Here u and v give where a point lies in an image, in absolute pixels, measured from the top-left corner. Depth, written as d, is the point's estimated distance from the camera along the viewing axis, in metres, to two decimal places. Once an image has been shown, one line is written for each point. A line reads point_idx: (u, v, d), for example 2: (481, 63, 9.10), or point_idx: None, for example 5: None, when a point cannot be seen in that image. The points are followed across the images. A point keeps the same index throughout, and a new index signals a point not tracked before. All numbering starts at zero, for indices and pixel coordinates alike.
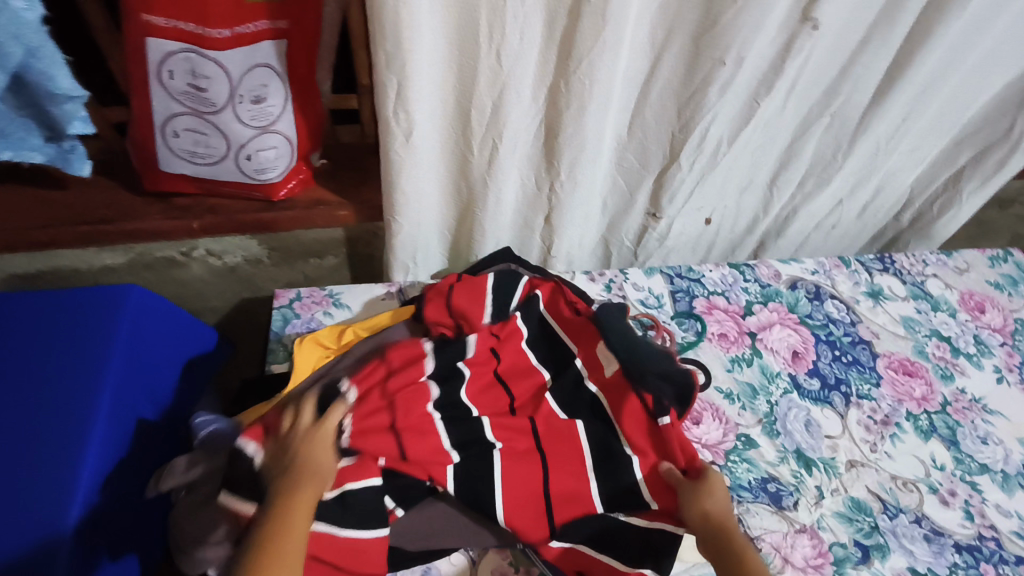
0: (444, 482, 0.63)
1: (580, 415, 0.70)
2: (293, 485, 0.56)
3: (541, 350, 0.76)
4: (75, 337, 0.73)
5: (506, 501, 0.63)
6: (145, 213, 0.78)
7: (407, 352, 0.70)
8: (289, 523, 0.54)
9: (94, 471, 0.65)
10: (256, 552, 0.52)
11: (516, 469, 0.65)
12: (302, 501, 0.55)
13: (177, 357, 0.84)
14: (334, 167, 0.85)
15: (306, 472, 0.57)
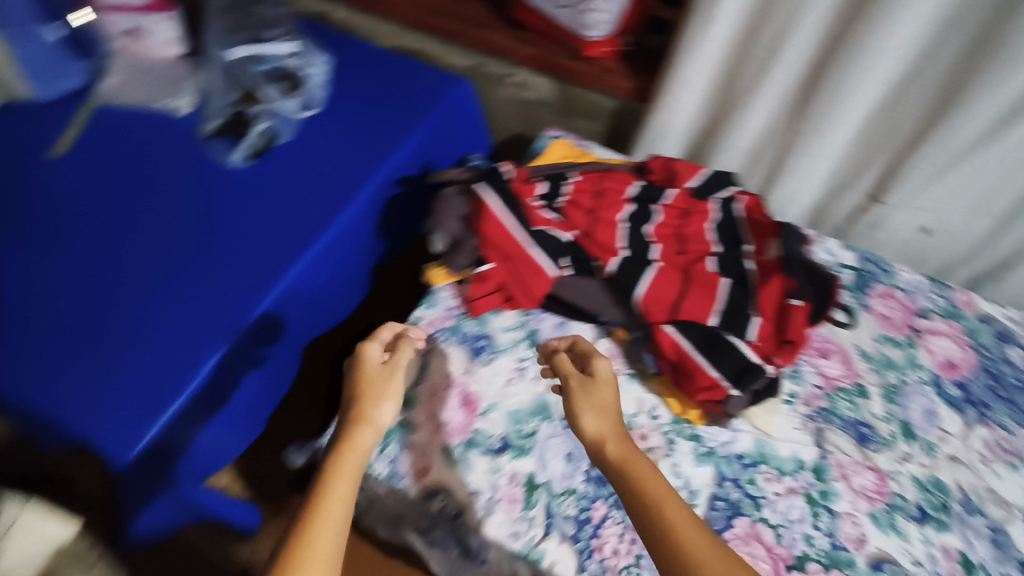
0: (608, 264, 0.83)
1: (730, 278, 0.82)
2: (348, 436, 0.66)
3: (719, 228, 0.88)
4: (405, 96, 1.05)
5: (645, 293, 0.80)
6: (497, 30, 1.09)
7: (621, 179, 0.91)
8: (342, 473, 0.63)
9: (382, 178, 0.97)
10: (309, 502, 0.60)
11: (661, 281, 0.82)
12: (349, 451, 0.65)
13: (466, 141, 1.15)
14: (635, 54, 1.07)
15: (366, 422, 0.67)
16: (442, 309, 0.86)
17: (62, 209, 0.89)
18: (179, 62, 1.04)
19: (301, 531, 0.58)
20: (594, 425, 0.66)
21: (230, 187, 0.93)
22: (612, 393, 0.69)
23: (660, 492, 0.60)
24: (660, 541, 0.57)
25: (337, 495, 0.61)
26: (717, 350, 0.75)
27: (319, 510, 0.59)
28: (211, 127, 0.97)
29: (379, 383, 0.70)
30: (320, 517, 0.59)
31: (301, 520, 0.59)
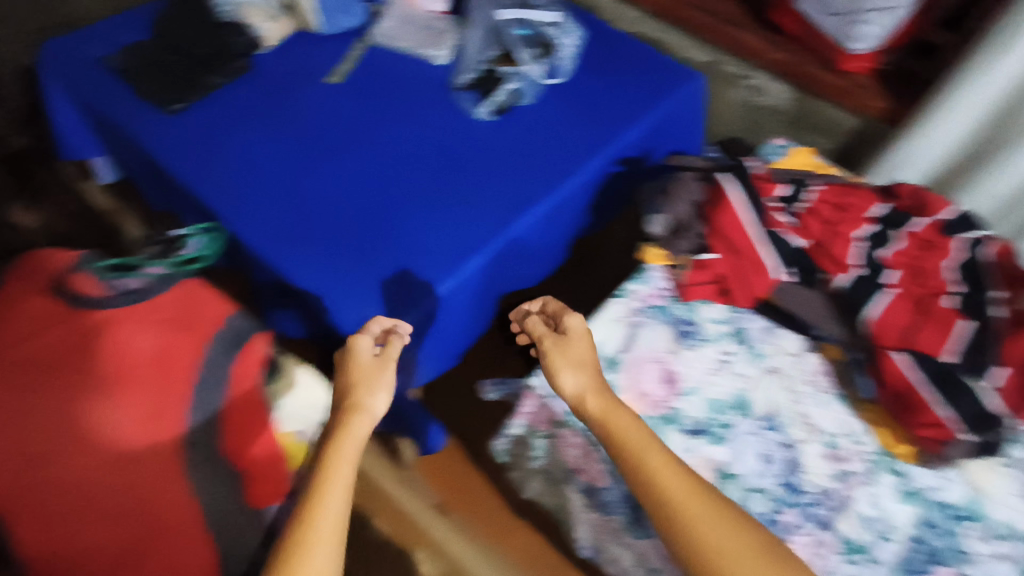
0: (836, 278, 0.81)
1: (976, 321, 0.75)
2: (344, 422, 0.74)
3: (966, 268, 0.80)
4: (641, 82, 1.08)
5: (876, 315, 0.78)
6: (749, 31, 1.08)
7: (866, 198, 0.87)
8: (341, 450, 0.71)
9: (609, 154, 1.00)
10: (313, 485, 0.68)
11: (894, 307, 0.78)
12: (347, 433, 0.73)
13: (686, 134, 1.16)
14: (894, 75, 1.03)
15: (360, 410, 0.75)
16: (654, 288, 0.89)
17: (331, 127, 0.99)
18: (443, 18, 1.13)
19: (306, 511, 0.66)
20: (573, 383, 0.74)
21: (472, 136, 0.99)
22: (587, 349, 0.77)
23: (640, 444, 0.67)
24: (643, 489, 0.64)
25: (340, 473, 0.69)
26: (953, 390, 0.71)
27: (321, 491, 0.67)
28: (464, 79, 1.04)
29: (366, 377, 0.77)
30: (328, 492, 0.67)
31: (309, 500, 0.67)
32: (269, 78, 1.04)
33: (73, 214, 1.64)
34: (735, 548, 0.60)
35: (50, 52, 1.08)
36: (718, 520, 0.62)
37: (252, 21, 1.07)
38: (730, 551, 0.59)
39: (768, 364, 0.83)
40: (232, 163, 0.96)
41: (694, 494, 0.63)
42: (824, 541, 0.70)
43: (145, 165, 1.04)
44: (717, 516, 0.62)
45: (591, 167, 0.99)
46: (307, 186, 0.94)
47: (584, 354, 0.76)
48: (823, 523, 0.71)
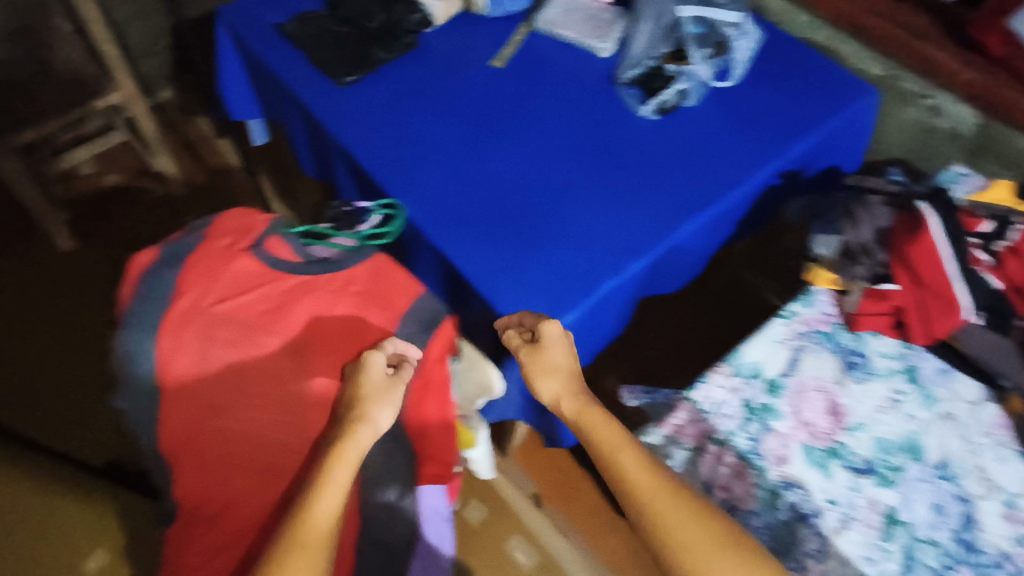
0: None
1: None
2: (346, 432, 0.64)
3: None
4: (816, 93, 1.02)
5: None
6: (942, 48, 1.00)
7: None
8: (335, 469, 0.61)
9: (780, 164, 0.95)
10: (297, 509, 0.59)
11: None
12: (346, 449, 0.63)
13: (850, 151, 1.08)
14: None
15: (363, 422, 0.65)
16: (819, 312, 0.85)
17: (494, 112, 0.99)
18: (608, 9, 1.10)
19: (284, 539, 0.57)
20: (547, 391, 0.71)
21: (636, 133, 0.96)
22: (565, 351, 0.72)
23: (610, 442, 0.65)
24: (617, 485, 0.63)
25: (329, 495, 0.60)
26: None
27: (304, 514, 0.59)
28: (630, 75, 1.00)
29: (375, 393, 0.66)
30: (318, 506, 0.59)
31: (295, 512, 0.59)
32: (434, 57, 1.05)
33: (208, 168, 1.72)
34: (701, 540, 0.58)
35: (228, 12, 1.12)
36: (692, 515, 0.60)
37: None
38: (697, 550, 0.58)
39: (942, 409, 0.78)
40: (395, 137, 0.96)
41: (666, 493, 0.61)
42: None
43: (308, 132, 1.07)
44: (685, 515, 0.60)
45: (760, 175, 0.93)
46: (468, 169, 0.92)
47: (558, 358, 0.72)
48: None
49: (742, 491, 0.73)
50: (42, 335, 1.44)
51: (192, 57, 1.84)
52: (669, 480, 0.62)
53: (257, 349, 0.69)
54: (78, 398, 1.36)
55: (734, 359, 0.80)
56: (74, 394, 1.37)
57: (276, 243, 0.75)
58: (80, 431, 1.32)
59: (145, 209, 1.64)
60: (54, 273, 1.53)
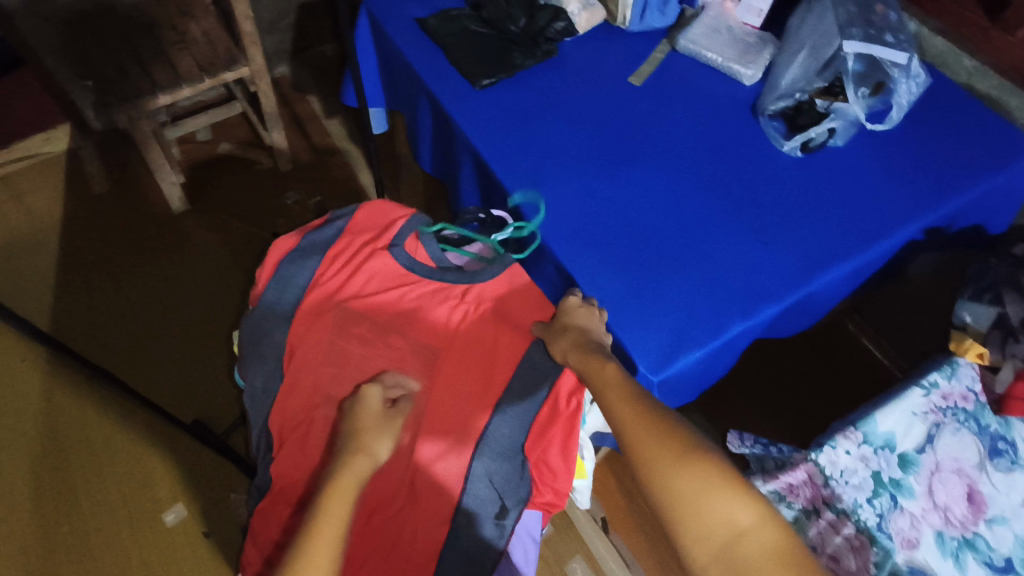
0: None
1: None
2: (342, 465, 0.64)
3: None
4: (977, 146, 0.94)
5: None
6: None
7: None
8: (333, 503, 0.61)
9: (932, 219, 0.88)
10: (298, 546, 0.59)
11: None
12: (345, 480, 0.63)
13: (1007, 212, 0.98)
14: None
15: (362, 453, 0.65)
16: (963, 387, 0.78)
17: (628, 130, 0.96)
18: (753, 34, 1.05)
19: None
20: (561, 351, 0.72)
21: (776, 169, 0.92)
22: (596, 321, 0.72)
23: (602, 383, 0.66)
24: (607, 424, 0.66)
25: (332, 531, 0.60)
26: None
27: (306, 546, 0.59)
28: (775, 106, 0.96)
29: (372, 426, 0.68)
30: (319, 539, 0.59)
31: (297, 542, 0.59)
32: (571, 67, 1.03)
33: (315, 145, 1.75)
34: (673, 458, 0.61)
35: None
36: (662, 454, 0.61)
37: (566, 7, 1.04)
38: (669, 477, 0.60)
39: None
40: (525, 144, 0.94)
41: (643, 424, 0.63)
42: None
43: (434, 127, 1.08)
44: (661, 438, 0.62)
45: (909, 229, 0.86)
46: (597, 185, 0.90)
47: (582, 327, 0.72)
48: None
49: (857, 564, 0.69)
50: (147, 285, 1.51)
51: (313, 35, 1.88)
52: (649, 415, 0.63)
53: (388, 348, 0.75)
54: (174, 351, 1.42)
55: (864, 425, 0.74)
56: (169, 346, 1.43)
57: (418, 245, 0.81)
58: (173, 382, 1.38)
59: (253, 178, 1.69)
60: (164, 228, 1.60)
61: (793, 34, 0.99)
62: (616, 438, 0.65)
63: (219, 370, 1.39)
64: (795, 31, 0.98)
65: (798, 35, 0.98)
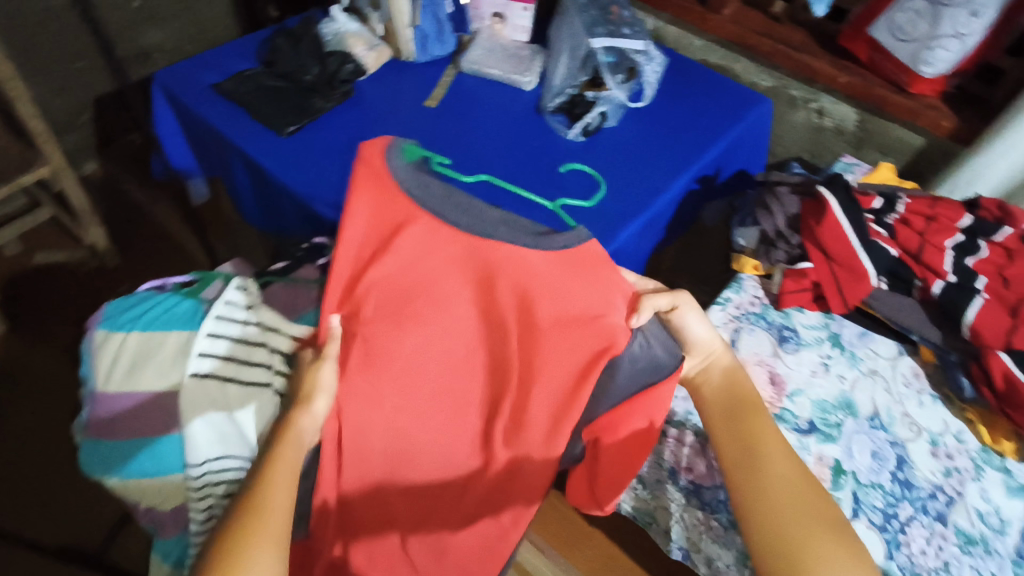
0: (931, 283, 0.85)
1: None
2: (284, 430, 0.67)
3: None
4: (721, 103, 1.14)
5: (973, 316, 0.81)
6: (819, 57, 1.14)
7: (953, 208, 0.90)
8: (278, 465, 0.64)
9: (697, 169, 1.05)
10: (242, 504, 0.60)
11: (987, 311, 0.81)
12: (288, 441, 0.66)
13: (756, 153, 1.20)
14: (958, 96, 1.09)
15: (292, 430, 0.67)
16: (748, 296, 0.94)
17: (437, 148, 1.05)
18: (524, 47, 1.22)
19: (240, 526, 0.58)
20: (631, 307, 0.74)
21: (567, 154, 1.06)
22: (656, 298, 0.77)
23: (752, 399, 0.72)
24: (737, 443, 0.69)
25: (281, 493, 0.62)
26: None
27: (262, 497, 0.61)
28: (554, 104, 1.11)
29: (317, 388, 0.70)
30: (262, 519, 0.59)
31: (243, 514, 0.59)
32: (372, 103, 1.12)
33: (146, 233, 1.69)
34: (816, 526, 0.62)
35: (162, 75, 1.15)
36: (796, 503, 0.64)
37: (354, 50, 1.15)
38: (808, 529, 0.62)
39: (866, 367, 0.87)
40: (342, 178, 1.00)
41: (794, 473, 0.66)
42: (943, 535, 0.73)
43: (252, 182, 1.10)
44: (808, 508, 0.64)
45: (681, 179, 1.03)
46: (417, 195, 0.96)
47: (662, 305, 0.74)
48: (939, 517, 0.75)
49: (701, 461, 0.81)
50: None
51: (115, 127, 1.82)
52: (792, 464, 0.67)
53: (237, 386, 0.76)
54: (18, 483, 1.28)
55: None
56: (12, 478, 1.29)
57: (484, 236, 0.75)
58: (36, 506, 1.26)
59: (79, 281, 1.59)
60: None
61: (556, 37, 1.15)
62: (749, 457, 0.68)
63: (78, 488, 1.28)
64: (557, 38, 1.14)
65: (559, 40, 1.14)
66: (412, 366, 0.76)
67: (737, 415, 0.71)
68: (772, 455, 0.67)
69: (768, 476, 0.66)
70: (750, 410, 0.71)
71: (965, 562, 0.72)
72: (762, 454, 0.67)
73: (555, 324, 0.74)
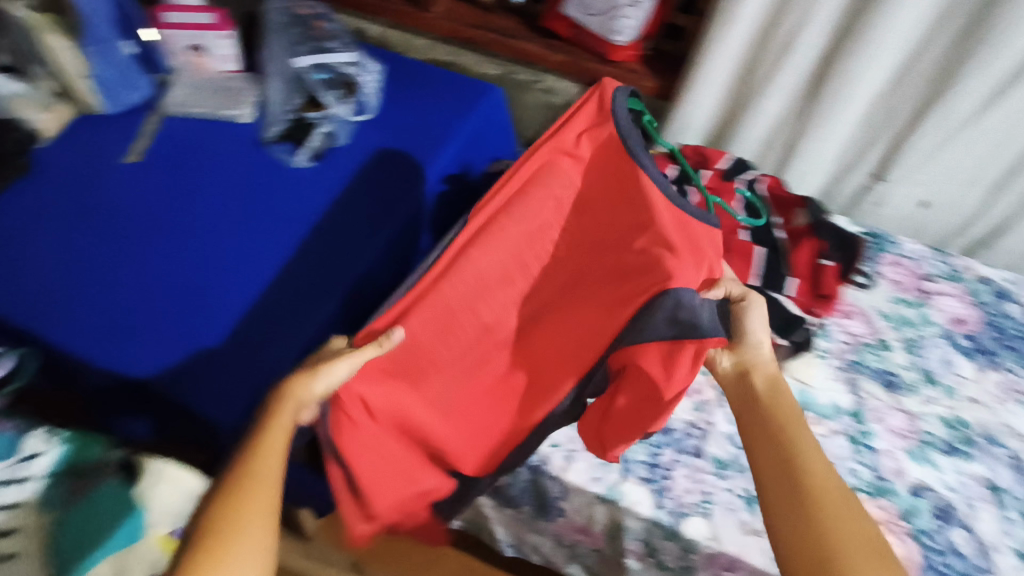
0: None
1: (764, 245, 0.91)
2: (272, 409, 0.58)
3: (748, 209, 0.96)
4: (450, 99, 1.15)
5: None
6: (531, 41, 1.20)
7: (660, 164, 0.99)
8: (271, 448, 0.56)
9: (434, 173, 1.05)
10: (244, 457, 0.54)
11: None
12: (282, 414, 0.58)
13: (495, 139, 1.24)
14: (654, 57, 1.20)
15: (292, 399, 0.59)
16: None
17: (136, 211, 0.93)
18: (235, 77, 1.12)
19: (236, 478, 0.52)
20: (718, 293, 0.72)
21: (296, 183, 1.00)
22: (764, 322, 0.72)
23: (788, 412, 0.63)
24: (782, 450, 0.60)
25: (266, 476, 0.53)
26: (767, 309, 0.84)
27: (261, 462, 0.54)
28: (274, 132, 1.04)
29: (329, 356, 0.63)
30: (253, 493, 0.52)
31: (233, 481, 0.52)
32: (57, 171, 0.97)
33: None
34: (860, 545, 0.54)
35: None
36: (847, 516, 0.55)
37: (20, 115, 0.98)
38: (839, 529, 0.54)
39: None
40: (23, 274, 0.85)
41: (836, 490, 0.57)
42: (700, 467, 0.78)
43: None
44: (844, 509, 0.56)
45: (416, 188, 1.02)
46: (132, 272, 0.86)
47: (762, 347, 0.71)
48: (695, 452, 0.79)
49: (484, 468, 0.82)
50: None
51: None
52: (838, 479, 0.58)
53: None
54: None
55: None
56: None
57: (641, 170, 0.76)
58: None
59: None
60: None
61: (269, 49, 1.06)
62: (784, 459, 0.60)
63: None
64: (269, 59, 1.05)
65: (273, 61, 1.05)
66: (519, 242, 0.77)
67: (767, 417, 0.64)
68: (824, 482, 0.58)
69: (811, 480, 0.58)
70: (788, 405, 0.65)
71: (722, 486, 0.76)
72: (806, 467, 0.59)
73: (622, 273, 0.73)
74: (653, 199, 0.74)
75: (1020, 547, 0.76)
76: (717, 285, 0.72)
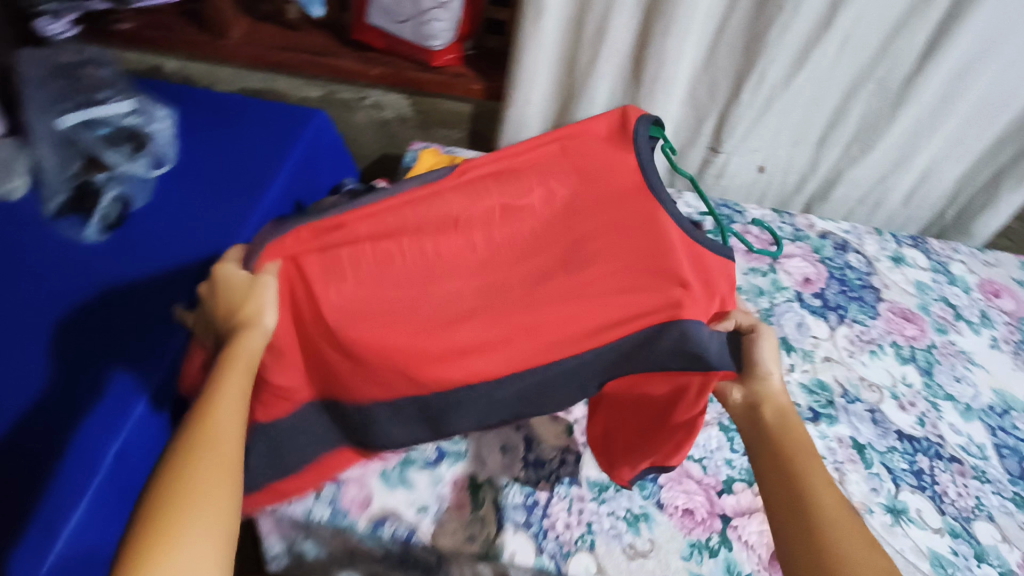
0: None
1: None
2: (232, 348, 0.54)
3: None
4: (268, 131, 1.03)
5: None
6: (343, 56, 1.10)
7: None
8: (235, 411, 0.49)
9: (262, 213, 0.93)
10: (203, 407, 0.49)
11: None
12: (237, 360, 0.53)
13: (328, 164, 1.13)
14: (477, 56, 1.14)
15: (249, 333, 0.55)
16: None
17: None
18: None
19: (197, 449, 0.46)
20: (745, 322, 0.67)
21: (89, 251, 0.83)
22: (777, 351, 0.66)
23: (794, 431, 0.60)
24: (780, 461, 0.58)
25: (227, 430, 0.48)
26: None
27: (218, 423, 0.48)
28: (54, 205, 0.85)
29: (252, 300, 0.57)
30: (215, 463, 0.45)
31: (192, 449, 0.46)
32: None
33: None
34: (861, 554, 0.50)
35: None
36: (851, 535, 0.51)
37: None
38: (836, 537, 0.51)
39: None
40: None
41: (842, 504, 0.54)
42: (578, 496, 0.74)
43: None
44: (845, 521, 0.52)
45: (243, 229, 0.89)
46: None
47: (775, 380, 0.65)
48: (572, 480, 0.75)
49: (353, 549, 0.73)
50: None
51: None
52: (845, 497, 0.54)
53: None
54: None
55: None
56: None
57: (657, 205, 0.63)
58: None
59: None
60: None
61: (30, 110, 0.90)
62: (782, 468, 0.57)
63: None
64: (33, 121, 0.89)
65: (38, 122, 0.89)
66: (498, 193, 0.65)
67: (774, 437, 0.60)
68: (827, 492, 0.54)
69: (813, 488, 0.55)
70: (793, 423, 0.61)
71: (603, 512, 0.73)
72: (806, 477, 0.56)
73: (621, 287, 0.61)
74: (671, 230, 0.62)
75: (890, 502, 0.78)
76: (727, 317, 0.66)
